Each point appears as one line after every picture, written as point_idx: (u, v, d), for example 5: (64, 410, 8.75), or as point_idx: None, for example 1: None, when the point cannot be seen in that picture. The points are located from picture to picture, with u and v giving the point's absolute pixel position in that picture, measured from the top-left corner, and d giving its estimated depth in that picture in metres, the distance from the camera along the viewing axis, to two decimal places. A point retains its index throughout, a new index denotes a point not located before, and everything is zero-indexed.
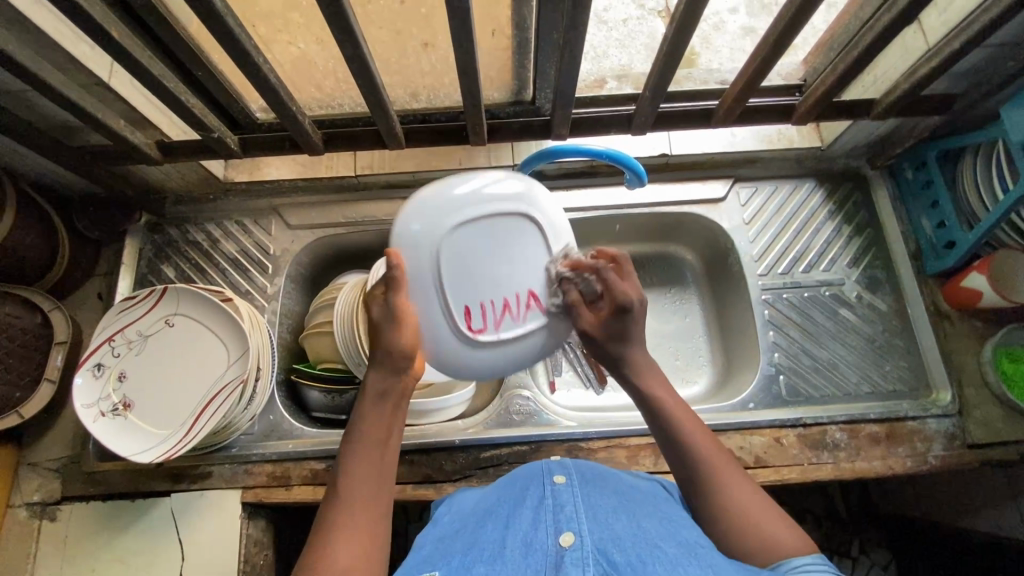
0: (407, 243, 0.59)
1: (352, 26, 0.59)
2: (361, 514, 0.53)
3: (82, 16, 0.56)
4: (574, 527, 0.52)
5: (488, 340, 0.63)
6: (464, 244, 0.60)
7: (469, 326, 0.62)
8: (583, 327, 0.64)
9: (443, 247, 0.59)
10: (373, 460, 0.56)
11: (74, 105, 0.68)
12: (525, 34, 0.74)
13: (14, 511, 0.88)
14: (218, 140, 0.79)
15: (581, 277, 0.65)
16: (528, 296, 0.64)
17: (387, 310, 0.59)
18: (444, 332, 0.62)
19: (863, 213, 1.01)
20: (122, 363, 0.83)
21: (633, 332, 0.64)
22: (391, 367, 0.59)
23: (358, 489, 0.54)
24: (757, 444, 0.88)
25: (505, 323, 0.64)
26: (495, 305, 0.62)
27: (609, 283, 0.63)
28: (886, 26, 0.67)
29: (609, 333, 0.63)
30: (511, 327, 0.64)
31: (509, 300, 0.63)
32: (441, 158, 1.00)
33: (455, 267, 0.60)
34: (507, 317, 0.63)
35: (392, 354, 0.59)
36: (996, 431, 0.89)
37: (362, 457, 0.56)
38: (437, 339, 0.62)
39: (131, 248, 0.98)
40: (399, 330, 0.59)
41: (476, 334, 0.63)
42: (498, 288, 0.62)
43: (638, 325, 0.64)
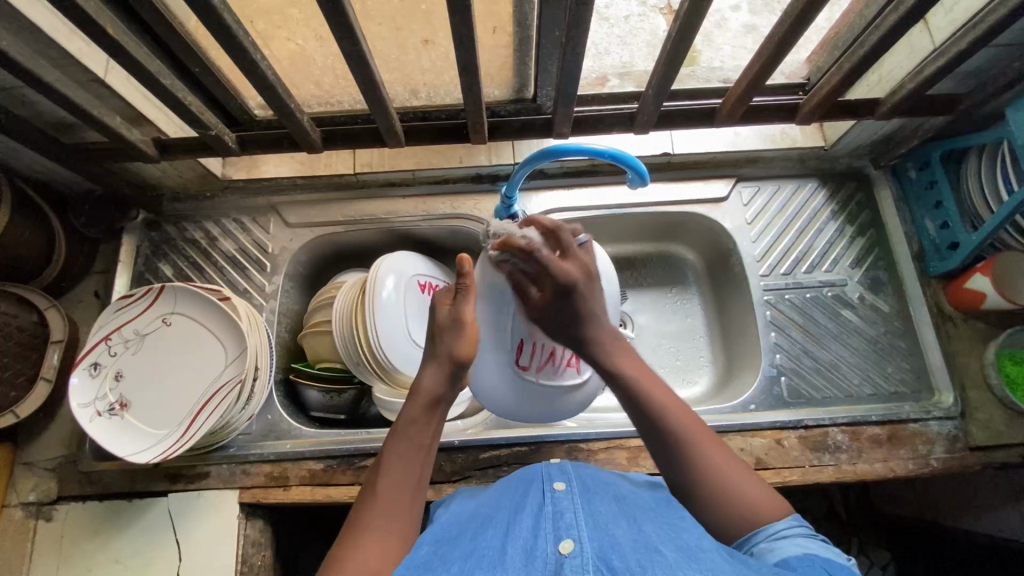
0: (494, 262, 0.68)
1: (352, 23, 0.58)
2: (392, 515, 0.56)
3: (77, 13, 0.56)
4: (574, 535, 0.52)
5: (526, 378, 0.73)
6: None
7: (517, 361, 0.71)
8: (534, 308, 0.64)
9: (521, 286, 0.68)
10: (408, 467, 0.59)
11: (69, 101, 0.67)
12: (526, 31, 0.75)
13: (10, 510, 0.87)
14: (216, 138, 0.78)
15: (514, 256, 0.63)
16: (573, 356, 0.73)
17: (455, 316, 0.64)
18: (496, 359, 0.71)
19: (866, 213, 1.01)
20: (119, 362, 0.82)
21: (584, 308, 0.64)
22: (450, 373, 0.63)
23: (393, 493, 0.57)
24: (759, 446, 0.87)
25: (546, 369, 0.73)
26: (545, 351, 0.71)
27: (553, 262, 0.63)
28: (892, 25, 0.66)
29: (557, 314, 0.64)
30: (549, 374, 0.73)
31: (557, 353, 0.72)
32: (440, 156, 0.99)
33: (526, 307, 0.69)
34: (550, 366, 0.73)
35: (454, 359, 0.63)
36: (999, 434, 0.88)
37: (397, 463, 0.59)
38: (486, 360, 0.71)
39: (128, 246, 0.98)
40: (461, 338, 0.64)
41: (520, 369, 0.72)
42: (551, 340, 0.71)
43: (587, 298, 0.65)
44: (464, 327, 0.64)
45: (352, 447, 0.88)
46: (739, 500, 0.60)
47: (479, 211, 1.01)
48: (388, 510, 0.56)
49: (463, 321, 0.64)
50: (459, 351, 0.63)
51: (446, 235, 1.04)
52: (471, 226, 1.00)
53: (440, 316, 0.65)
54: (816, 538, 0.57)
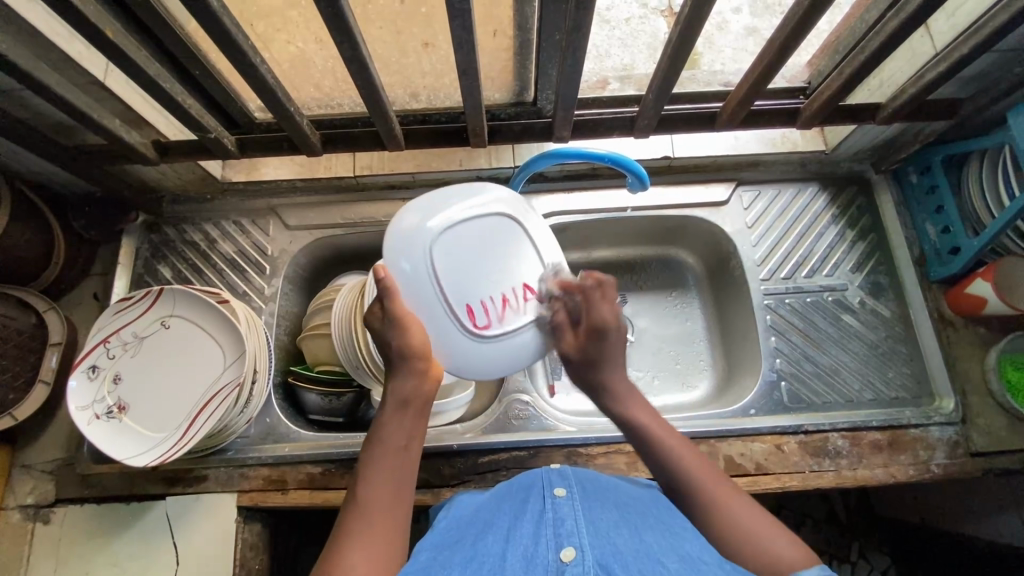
0: (395, 253, 0.65)
1: (350, 27, 0.58)
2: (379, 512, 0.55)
3: (77, 16, 0.55)
4: (575, 543, 0.51)
5: (494, 335, 0.68)
6: (450, 247, 0.66)
7: (475, 323, 0.67)
8: (565, 349, 0.71)
9: (434, 251, 0.65)
10: (392, 466, 0.58)
11: (67, 103, 0.66)
12: (527, 35, 0.73)
13: (7, 513, 0.87)
14: (216, 141, 0.77)
15: (569, 297, 0.72)
16: (522, 289, 0.70)
17: (389, 319, 0.62)
18: (451, 329, 0.67)
19: (867, 218, 1.00)
20: (117, 365, 0.82)
21: (608, 354, 0.70)
22: (414, 369, 0.62)
23: (378, 492, 0.56)
24: (759, 451, 0.87)
25: (507, 316, 0.69)
26: (494, 301, 0.68)
27: (591, 304, 0.70)
28: (893, 29, 0.66)
29: (586, 357, 0.70)
30: (513, 319, 0.69)
31: (506, 294, 0.69)
32: (440, 159, 0.99)
33: (446, 272, 0.66)
34: (508, 310, 0.69)
35: (408, 351, 0.62)
36: (1000, 439, 0.88)
37: (384, 464, 0.58)
38: (447, 338, 0.67)
39: (128, 248, 0.98)
40: (405, 332, 0.62)
41: (482, 330, 0.68)
42: (492, 284, 0.68)
43: (614, 347, 0.70)
44: (401, 321, 0.62)
45: (351, 450, 0.87)
46: (763, 550, 0.56)
47: None
48: (374, 510, 0.55)
49: (399, 317, 0.62)
50: (411, 345, 0.62)
51: None
52: None
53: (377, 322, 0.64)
54: None
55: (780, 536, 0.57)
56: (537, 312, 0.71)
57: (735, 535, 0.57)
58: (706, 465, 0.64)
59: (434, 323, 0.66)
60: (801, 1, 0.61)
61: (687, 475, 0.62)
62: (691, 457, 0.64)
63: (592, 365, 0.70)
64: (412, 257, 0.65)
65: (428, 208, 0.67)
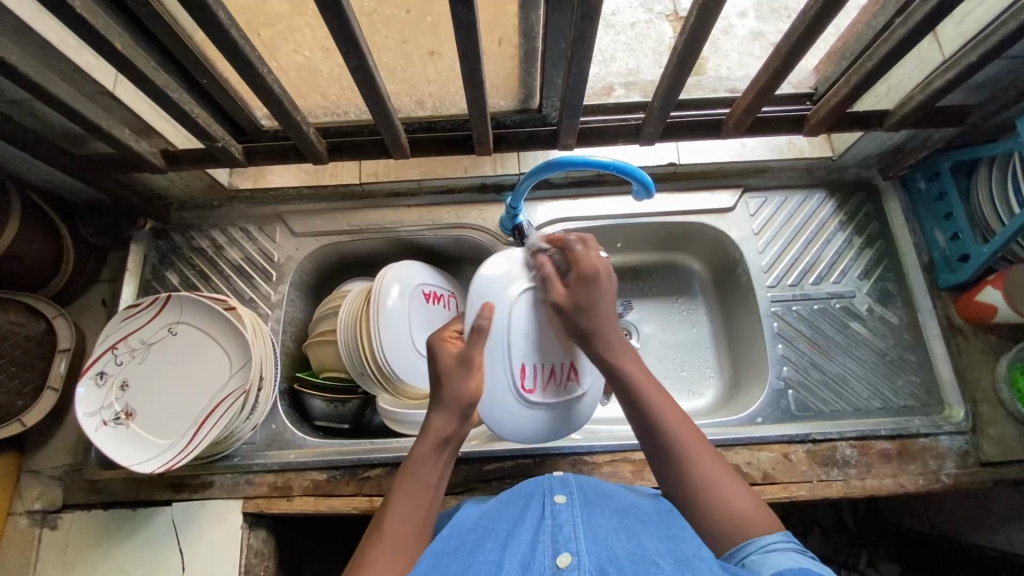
0: (487, 290, 0.71)
1: (356, 38, 0.58)
2: (404, 548, 0.57)
3: (88, 32, 0.56)
4: (572, 548, 0.51)
5: (535, 399, 0.73)
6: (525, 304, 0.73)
7: (522, 385, 0.73)
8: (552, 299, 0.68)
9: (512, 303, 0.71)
10: (419, 507, 0.60)
11: (76, 112, 0.67)
12: (531, 42, 0.74)
13: (16, 518, 0.88)
14: (223, 149, 0.78)
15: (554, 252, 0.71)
16: (571, 366, 0.74)
17: (462, 358, 0.65)
18: (501, 382, 0.72)
19: (875, 224, 1.00)
20: (125, 370, 0.82)
21: (602, 302, 0.67)
22: (462, 411, 0.64)
23: (403, 526, 0.58)
24: (765, 460, 0.86)
25: (551, 385, 0.74)
26: (546, 368, 0.73)
27: (577, 254, 0.68)
28: (900, 39, 0.66)
29: (573, 304, 0.67)
30: (555, 391, 0.74)
31: (555, 366, 0.74)
32: (446, 166, 1.00)
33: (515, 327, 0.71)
34: (554, 381, 0.74)
35: (464, 401, 0.64)
36: (1011, 449, 0.87)
37: (411, 498, 0.60)
38: (494, 389, 0.72)
39: (136, 254, 0.98)
40: (469, 379, 0.65)
41: (527, 392, 0.73)
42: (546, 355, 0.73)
43: (608, 295, 0.67)
44: (472, 369, 0.65)
45: (356, 458, 0.87)
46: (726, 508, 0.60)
47: (483, 220, 1.01)
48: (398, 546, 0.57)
49: (471, 361, 0.65)
50: (470, 393, 0.64)
51: (450, 245, 1.04)
52: (476, 235, 1.00)
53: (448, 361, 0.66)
54: (806, 555, 0.55)
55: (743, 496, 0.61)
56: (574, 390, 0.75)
57: (700, 495, 0.61)
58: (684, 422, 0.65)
59: (490, 370, 0.71)
60: (806, 11, 0.61)
61: (667, 439, 0.64)
62: (674, 420, 0.65)
63: (582, 312, 0.67)
64: (493, 295, 0.71)
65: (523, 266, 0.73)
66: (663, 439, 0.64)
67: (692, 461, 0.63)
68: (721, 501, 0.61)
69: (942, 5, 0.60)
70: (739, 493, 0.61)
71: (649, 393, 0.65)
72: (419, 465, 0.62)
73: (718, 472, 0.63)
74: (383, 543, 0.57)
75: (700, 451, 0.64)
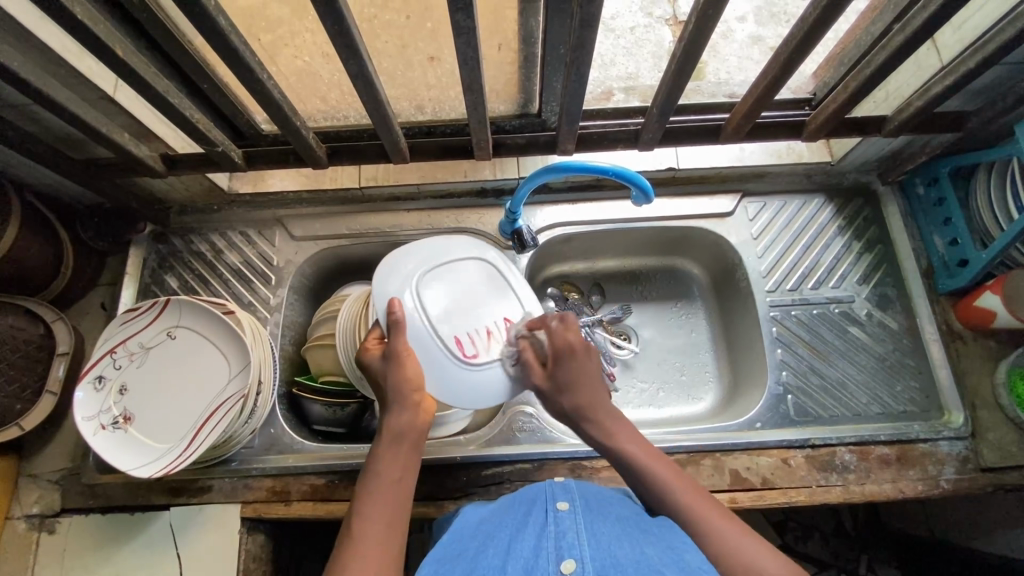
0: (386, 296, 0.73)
1: (356, 44, 0.58)
2: (378, 552, 0.55)
3: (88, 38, 0.56)
4: (576, 555, 0.51)
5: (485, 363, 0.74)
6: (435, 286, 0.75)
7: (465, 354, 0.73)
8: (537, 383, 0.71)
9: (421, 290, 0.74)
10: (391, 505, 0.59)
11: (76, 117, 0.67)
12: (531, 49, 0.74)
13: (14, 523, 0.88)
14: (223, 154, 0.78)
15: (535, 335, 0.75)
16: (504, 322, 0.78)
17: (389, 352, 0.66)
18: (444, 362, 0.72)
19: (874, 229, 1.00)
20: (124, 375, 0.82)
21: (581, 373, 0.69)
22: (406, 402, 0.64)
23: (374, 529, 0.57)
24: (765, 465, 0.86)
25: (492, 345, 0.76)
26: (479, 332, 0.75)
27: (552, 331, 0.72)
28: (898, 45, 0.66)
29: (558, 383, 0.69)
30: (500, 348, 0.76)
31: (489, 326, 0.76)
32: (445, 171, 1.00)
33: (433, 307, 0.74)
34: (494, 340, 0.76)
35: (404, 388, 0.64)
36: (1010, 455, 0.87)
37: (377, 498, 0.59)
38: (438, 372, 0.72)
39: (135, 258, 0.99)
40: (402, 366, 0.65)
41: (473, 358, 0.74)
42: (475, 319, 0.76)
43: (586, 363, 0.70)
44: (400, 356, 0.65)
45: (355, 462, 0.87)
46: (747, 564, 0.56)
47: (483, 225, 1.01)
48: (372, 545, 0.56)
49: (399, 351, 0.65)
50: (410, 378, 0.65)
51: None
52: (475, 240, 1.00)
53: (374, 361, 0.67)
54: None
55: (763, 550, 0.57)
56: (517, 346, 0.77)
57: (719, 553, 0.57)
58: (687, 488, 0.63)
59: (426, 357, 0.72)
60: (805, 18, 0.61)
61: (676, 505, 0.62)
62: (680, 484, 0.64)
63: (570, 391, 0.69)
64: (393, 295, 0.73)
65: (415, 259, 0.76)
66: (672, 502, 0.62)
67: (704, 518, 0.60)
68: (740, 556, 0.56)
69: (941, 12, 0.60)
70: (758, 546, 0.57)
71: (650, 463, 0.65)
72: (386, 461, 0.62)
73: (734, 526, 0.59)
74: (355, 552, 0.55)
75: (712, 511, 0.61)
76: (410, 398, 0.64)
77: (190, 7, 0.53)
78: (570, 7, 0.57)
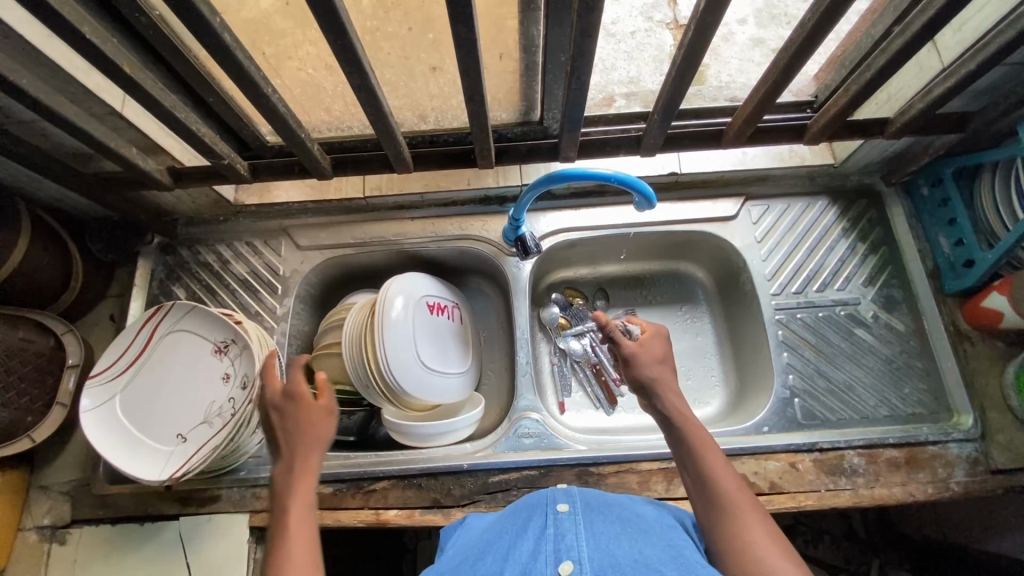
0: None
1: (359, 58, 0.59)
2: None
3: (95, 57, 0.57)
4: (574, 556, 0.51)
5: (439, 366, 0.92)
6: (398, 318, 0.88)
7: (425, 362, 0.90)
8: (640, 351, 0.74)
9: None
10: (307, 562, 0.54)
11: (84, 133, 0.68)
12: (532, 57, 0.75)
13: (25, 534, 0.89)
14: (229, 166, 0.79)
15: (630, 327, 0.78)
16: (439, 331, 0.95)
17: (287, 391, 0.67)
18: (414, 371, 0.88)
19: (878, 230, 0.99)
20: (139, 422, 0.80)
21: (660, 347, 0.75)
22: (296, 428, 0.64)
23: (296, 550, 0.55)
24: (772, 469, 0.86)
25: (440, 352, 0.93)
26: (428, 344, 0.91)
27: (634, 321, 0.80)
28: (897, 50, 0.66)
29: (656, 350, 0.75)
30: (444, 352, 0.94)
31: (434, 337, 0.93)
32: (448, 179, 1.01)
33: (398, 335, 0.87)
34: (439, 347, 0.94)
35: (297, 418, 0.65)
36: (1021, 457, 0.86)
37: (295, 522, 0.57)
38: (413, 378, 0.88)
39: (143, 269, 1.00)
40: (302, 407, 0.65)
41: (431, 364, 0.91)
42: (423, 336, 0.91)
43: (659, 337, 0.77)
44: (295, 398, 0.66)
45: (362, 470, 0.87)
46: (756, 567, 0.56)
47: (487, 232, 1.01)
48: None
49: (295, 393, 0.66)
50: (308, 415, 0.65)
51: (454, 256, 1.04)
52: (479, 246, 1.01)
53: (306, 398, 0.66)
54: None
55: (781, 556, 0.57)
56: (432, 352, 0.92)
57: (735, 548, 0.58)
58: (732, 476, 0.64)
59: (403, 371, 0.86)
60: (804, 23, 0.61)
61: (712, 482, 0.63)
62: (724, 473, 0.64)
63: (657, 363, 0.74)
64: None
65: None
66: (715, 494, 0.62)
67: (732, 517, 0.60)
68: (751, 556, 0.57)
69: (941, 14, 0.60)
70: (772, 554, 0.57)
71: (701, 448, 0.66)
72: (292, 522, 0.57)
73: (762, 530, 0.59)
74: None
75: (750, 516, 0.60)
76: (308, 448, 0.63)
77: (198, 26, 0.54)
78: (569, 16, 0.58)
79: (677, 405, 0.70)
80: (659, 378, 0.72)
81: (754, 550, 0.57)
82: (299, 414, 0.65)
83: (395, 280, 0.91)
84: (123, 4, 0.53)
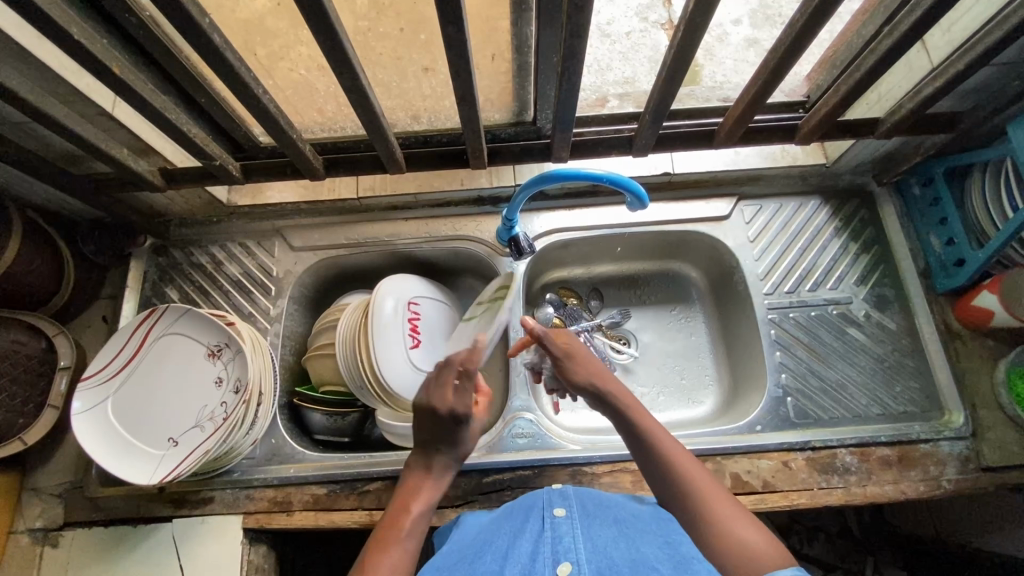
0: None
1: (350, 59, 0.59)
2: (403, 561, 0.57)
3: (84, 59, 0.57)
4: (572, 558, 0.51)
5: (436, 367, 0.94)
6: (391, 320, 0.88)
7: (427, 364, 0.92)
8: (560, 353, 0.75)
9: None
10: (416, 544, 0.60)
11: (74, 134, 0.68)
12: (524, 57, 0.75)
13: (18, 536, 0.88)
14: (221, 167, 0.79)
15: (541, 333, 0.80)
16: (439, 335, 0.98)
17: (458, 406, 0.66)
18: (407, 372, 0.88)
19: (870, 231, 1.00)
20: (130, 425, 0.80)
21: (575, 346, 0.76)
22: (450, 437, 0.67)
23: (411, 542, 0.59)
24: (766, 468, 0.86)
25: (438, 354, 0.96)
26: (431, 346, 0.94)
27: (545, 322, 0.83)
28: (885, 51, 0.66)
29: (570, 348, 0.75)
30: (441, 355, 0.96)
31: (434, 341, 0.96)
32: (442, 179, 1.01)
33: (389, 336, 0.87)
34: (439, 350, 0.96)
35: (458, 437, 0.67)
36: (1012, 454, 0.86)
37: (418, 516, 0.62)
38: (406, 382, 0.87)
39: (136, 271, 1.00)
40: (464, 427, 0.67)
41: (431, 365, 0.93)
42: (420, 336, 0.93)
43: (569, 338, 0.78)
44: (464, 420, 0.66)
45: (354, 471, 0.87)
46: (731, 542, 0.55)
47: (481, 232, 1.01)
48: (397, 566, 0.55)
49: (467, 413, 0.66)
50: (467, 440, 0.68)
51: (448, 256, 1.04)
52: (473, 247, 1.01)
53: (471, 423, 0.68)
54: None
55: (755, 530, 0.55)
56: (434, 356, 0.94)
57: (712, 530, 0.56)
58: (695, 468, 0.63)
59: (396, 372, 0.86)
60: (793, 25, 0.61)
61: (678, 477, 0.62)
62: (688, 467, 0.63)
63: (578, 362, 0.74)
64: None
65: None
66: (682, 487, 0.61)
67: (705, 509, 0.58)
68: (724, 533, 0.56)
69: (928, 15, 0.60)
70: (748, 530, 0.55)
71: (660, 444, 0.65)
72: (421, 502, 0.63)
73: (734, 509, 0.58)
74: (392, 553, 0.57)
75: (721, 502, 0.59)
76: (454, 458, 0.68)
77: (187, 27, 0.54)
78: (560, 17, 0.58)
79: (620, 394, 0.70)
80: (594, 376, 0.72)
81: (723, 527, 0.56)
82: (450, 431, 0.66)
83: (393, 283, 0.91)
84: (113, 5, 0.53)
